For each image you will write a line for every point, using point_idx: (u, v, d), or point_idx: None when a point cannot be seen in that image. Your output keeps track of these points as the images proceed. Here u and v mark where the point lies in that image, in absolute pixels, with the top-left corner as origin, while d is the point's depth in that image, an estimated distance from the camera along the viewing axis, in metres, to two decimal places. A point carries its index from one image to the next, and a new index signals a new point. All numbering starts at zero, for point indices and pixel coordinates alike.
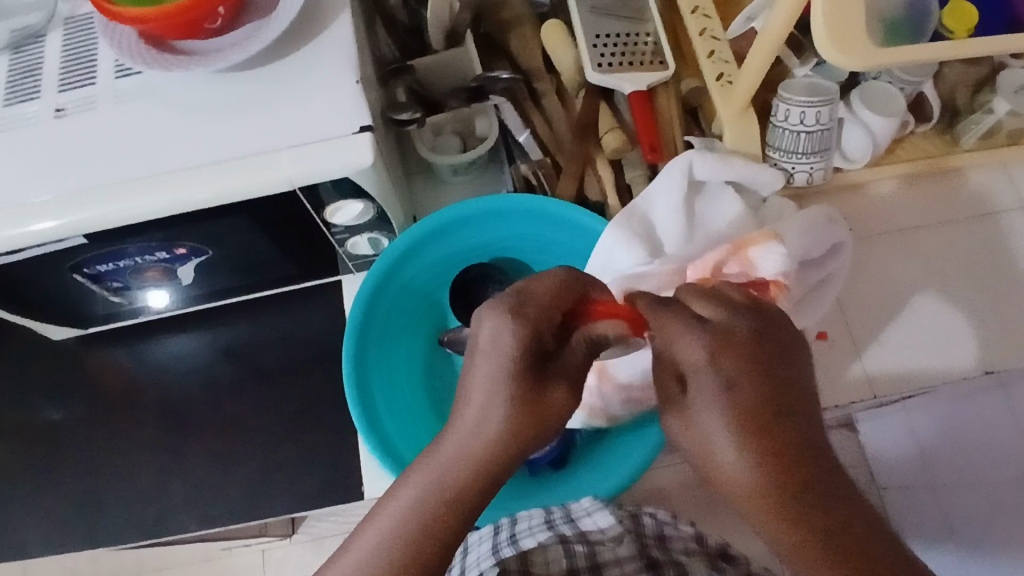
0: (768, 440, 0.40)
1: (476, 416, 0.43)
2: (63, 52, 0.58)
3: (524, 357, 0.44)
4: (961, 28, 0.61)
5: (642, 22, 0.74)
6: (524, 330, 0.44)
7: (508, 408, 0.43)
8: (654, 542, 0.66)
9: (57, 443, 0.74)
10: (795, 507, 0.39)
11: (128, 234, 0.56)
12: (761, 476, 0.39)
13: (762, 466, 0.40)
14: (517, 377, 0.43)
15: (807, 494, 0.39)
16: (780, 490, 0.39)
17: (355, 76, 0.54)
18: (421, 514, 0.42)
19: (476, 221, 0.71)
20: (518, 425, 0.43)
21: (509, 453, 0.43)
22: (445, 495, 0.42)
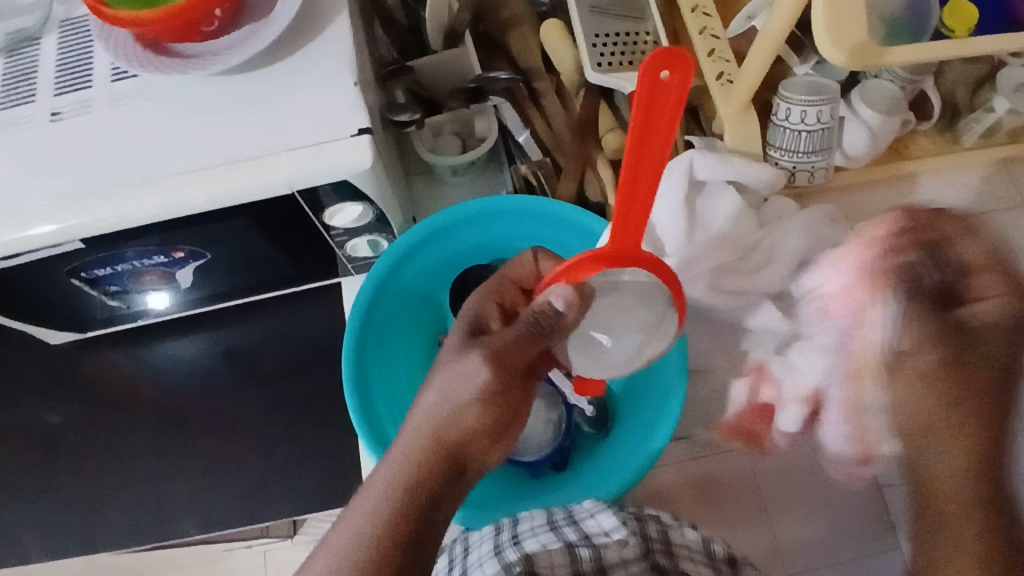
0: (995, 401, 0.56)
1: (429, 405, 0.50)
2: (58, 54, 0.57)
3: (461, 331, 0.56)
4: (961, 26, 0.60)
5: (642, 21, 0.73)
6: (473, 301, 0.59)
7: (446, 388, 0.51)
8: (661, 546, 0.66)
9: (56, 446, 0.74)
10: (982, 456, 0.55)
11: (125, 238, 0.55)
12: (962, 416, 0.56)
13: (972, 418, 0.55)
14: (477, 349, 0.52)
15: (995, 457, 0.55)
16: (966, 413, 0.56)
17: (353, 77, 0.54)
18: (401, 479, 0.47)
19: (469, 223, 0.71)
20: (456, 398, 0.50)
21: (448, 422, 0.50)
22: (393, 479, 0.47)
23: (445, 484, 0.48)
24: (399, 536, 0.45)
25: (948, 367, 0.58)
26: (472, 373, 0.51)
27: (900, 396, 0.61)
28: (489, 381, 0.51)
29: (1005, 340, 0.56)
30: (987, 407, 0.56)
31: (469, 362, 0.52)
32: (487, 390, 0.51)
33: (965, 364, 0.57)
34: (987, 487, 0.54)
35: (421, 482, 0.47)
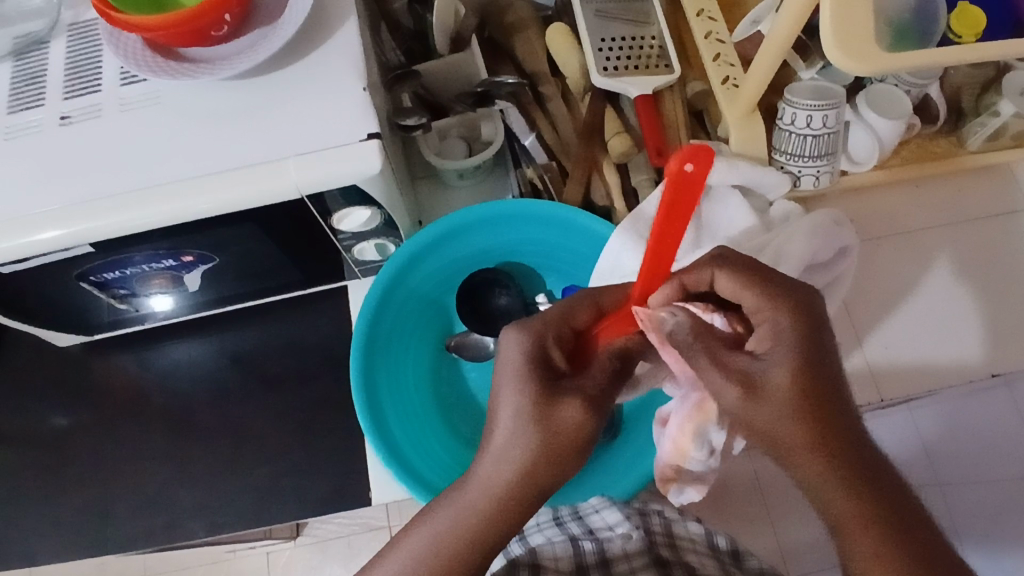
0: (822, 419, 0.43)
1: (506, 452, 0.46)
2: (67, 60, 0.58)
3: (527, 384, 0.47)
4: (968, 32, 0.61)
5: (646, 26, 0.73)
6: (521, 345, 0.48)
7: (533, 442, 0.46)
8: (663, 538, 0.65)
9: (62, 449, 0.74)
10: (843, 477, 0.42)
11: (134, 243, 0.56)
12: (807, 433, 0.42)
13: (814, 438, 0.42)
14: (537, 401, 0.46)
15: (873, 469, 0.43)
16: (816, 433, 0.42)
17: (361, 83, 0.54)
18: (453, 539, 0.46)
19: (476, 227, 0.72)
20: (544, 454, 0.46)
21: (515, 481, 0.46)
22: (465, 527, 0.46)
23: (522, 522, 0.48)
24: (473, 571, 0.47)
25: (791, 404, 0.43)
26: (562, 426, 0.46)
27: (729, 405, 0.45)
28: (583, 433, 0.46)
29: (802, 337, 0.44)
30: (819, 433, 0.42)
31: (559, 414, 0.46)
32: (580, 436, 0.46)
33: (809, 367, 0.43)
34: (858, 503, 0.42)
35: (498, 529, 0.47)
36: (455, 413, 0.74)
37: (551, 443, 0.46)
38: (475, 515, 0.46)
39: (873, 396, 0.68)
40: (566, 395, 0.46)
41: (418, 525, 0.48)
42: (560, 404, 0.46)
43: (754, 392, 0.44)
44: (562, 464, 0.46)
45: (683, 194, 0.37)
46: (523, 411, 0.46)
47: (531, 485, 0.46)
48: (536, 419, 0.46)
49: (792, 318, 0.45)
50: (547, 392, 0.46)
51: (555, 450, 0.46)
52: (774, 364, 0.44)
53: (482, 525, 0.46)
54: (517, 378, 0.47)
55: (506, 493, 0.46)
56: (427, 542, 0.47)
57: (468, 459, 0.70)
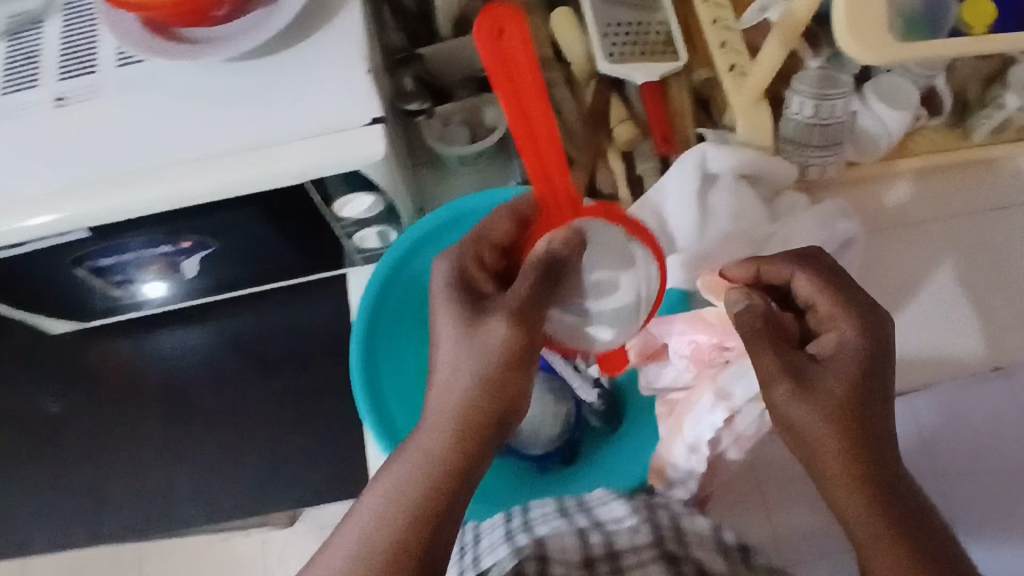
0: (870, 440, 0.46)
1: (453, 378, 0.47)
2: (62, 38, 0.56)
3: (455, 304, 0.48)
4: (979, 21, 0.61)
5: (653, 11, 0.72)
6: (447, 267, 0.51)
7: (471, 360, 0.47)
8: (672, 535, 0.61)
9: (55, 436, 0.73)
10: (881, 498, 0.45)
11: (132, 228, 0.54)
12: (852, 452, 0.46)
13: (859, 461, 0.46)
14: (469, 326, 0.47)
15: (909, 497, 0.46)
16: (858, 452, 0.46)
17: (366, 66, 0.53)
18: (412, 491, 0.45)
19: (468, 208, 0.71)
20: (487, 371, 0.47)
21: (477, 410, 0.47)
22: (424, 470, 0.45)
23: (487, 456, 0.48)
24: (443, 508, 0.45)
25: (831, 409, 0.46)
26: (490, 339, 0.47)
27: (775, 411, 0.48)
28: (513, 342, 0.47)
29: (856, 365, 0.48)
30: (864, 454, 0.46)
31: (485, 327, 0.47)
32: (511, 350, 0.47)
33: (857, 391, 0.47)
34: (888, 525, 0.45)
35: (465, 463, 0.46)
36: None
37: (489, 367, 0.47)
38: (440, 452, 0.46)
39: None
40: (491, 310, 0.48)
41: (381, 475, 0.47)
42: (485, 323, 0.47)
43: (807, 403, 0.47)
44: (508, 381, 0.47)
45: (505, 67, 0.44)
46: (457, 341, 0.47)
47: (484, 409, 0.47)
48: (469, 341, 0.47)
49: (853, 347, 0.48)
50: (472, 313, 0.48)
51: (490, 370, 0.47)
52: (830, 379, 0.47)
53: (444, 458, 0.46)
54: (448, 303, 0.49)
55: (461, 420, 0.46)
56: (384, 498, 0.45)
57: None
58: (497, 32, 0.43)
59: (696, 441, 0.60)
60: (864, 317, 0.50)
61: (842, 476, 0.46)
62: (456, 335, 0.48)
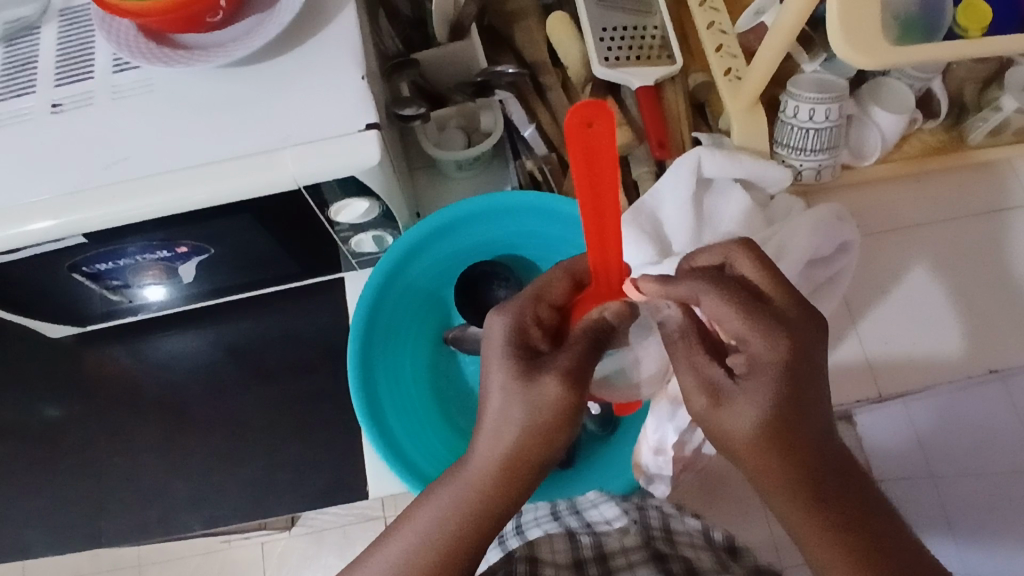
0: (799, 451, 0.42)
1: (496, 432, 0.46)
2: (58, 46, 0.56)
3: (508, 361, 0.46)
4: (974, 26, 0.60)
5: (648, 16, 0.72)
6: (505, 322, 0.48)
7: (521, 420, 0.45)
8: (660, 535, 0.64)
9: (53, 441, 0.73)
10: (816, 510, 0.42)
11: (128, 234, 0.55)
12: (780, 466, 0.42)
13: (790, 476, 0.42)
14: (522, 384, 0.45)
15: (852, 501, 0.42)
16: (789, 467, 0.42)
17: (360, 72, 0.53)
18: (439, 535, 0.45)
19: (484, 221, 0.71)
20: (537, 432, 0.45)
21: (521, 465, 0.45)
22: (455, 520, 0.45)
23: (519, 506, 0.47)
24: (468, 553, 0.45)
25: (760, 417, 0.42)
26: (543, 398, 0.44)
27: (701, 417, 0.45)
28: (566, 405, 0.44)
29: (778, 372, 0.42)
30: (795, 468, 0.42)
31: (536, 386, 0.45)
32: (562, 411, 0.44)
33: (783, 402, 0.42)
34: (833, 529, 0.41)
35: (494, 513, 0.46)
36: (452, 408, 0.73)
37: (539, 426, 0.44)
38: (472, 501, 0.46)
39: (871, 392, 0.68)
40: (545, 370, 0.45)
41: (413, 513, 0.47)
42: (538, 381, 0.45)
43: (729, 415, 0.43)
44: (557, 438, 0.45)
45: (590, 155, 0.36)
46: (507, 396, 0.45)
47: (526, 468, 0.45)
48: (520, 398, 0.45)
49: (780, 347, 0.42)
50: (527, 372, 0.45)
51: (541, 428, 0.44)
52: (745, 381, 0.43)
53: (478, 507, 0.46)
54: (501, 357, 0.46)
55: (501, 474, 0.46)
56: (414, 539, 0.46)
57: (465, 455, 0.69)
58: (587, 122, 0.35)
59: (661, 444, 0.63)
60: (781, 327, 0.43)
61: (776, 484, 0.42)
62: (505, 390, 0.45)
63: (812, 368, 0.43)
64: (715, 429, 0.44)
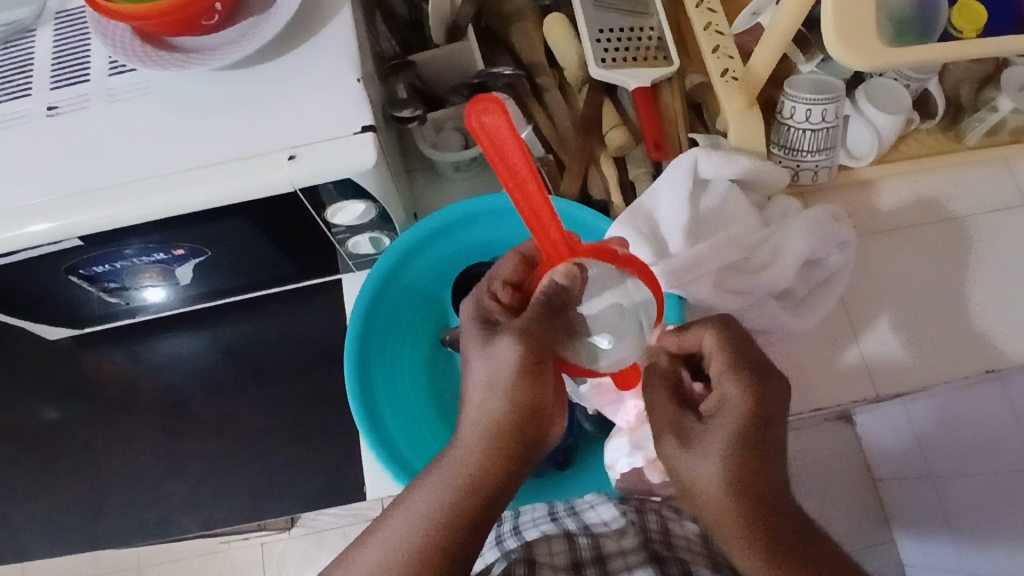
0: (758, 504, 0.44)
1: (479, 397, 0.50)
2: (54, 48, 0.56)
3: (476, 332, 0.50)
4: (969, 27, 0.61)
5: (645, 17, 0.72)
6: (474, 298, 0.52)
7: (491, 377, 0.49)
8: (659, 538, 0.62)
9: (51, 442, 0.74)
10: (775, 560, 0.44)
11: (124, 236, 0.55)
12: (740, 520, 0.44)
13: (752, 530, 0.44)
14: (487, 348, 0.49)
15: (806, 556, 0.45)
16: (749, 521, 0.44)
17: (356, 74, 0.53)
18: (438, 505, 0.47)
19: (466, 222, 0.71)
20: (507, 386, 0.49)
21: (503, 421, 0.49)
22: (450, 488, 0.48)
23: (512, 473, 0.50)
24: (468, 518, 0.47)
25: (724, 466, 0.44)
26: (504, 353, 0.49)
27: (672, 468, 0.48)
28: (525, 356, 0.48)
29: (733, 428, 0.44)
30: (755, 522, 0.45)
31: (499, 344, 0.49)
32: (523, 361, 0.48)
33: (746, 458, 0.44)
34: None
35: (489, 478, 0.48)
36: (450, 409, 0.73)
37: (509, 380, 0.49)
38: (465, 467, 0.49)
39: (869, 393, 0.68)
40: (504, 332, 0.49)
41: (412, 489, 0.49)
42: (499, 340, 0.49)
43: (694, 463, 0.46)
44: (529, 390, 0.49)
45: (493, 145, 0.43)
46: (478, 361, 0.50)
47: (508, 427, 0.49)
48: (488, 359, 0.49)
49: (744, 395, 0.44)
50: (489, 336, 0.49)
51: (509, 381, 0.49)
52: (715, 429, 0.45)
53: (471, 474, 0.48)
54: (468, 329, 0.51)
55: (486, 437, 0.49)
56: (416, 516, 0.47)
57: None
58: (483, 114, 0.43)
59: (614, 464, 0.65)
60: (750, 371, 0.45)
61: (739, 536, 0.45)
62: (476, 355, 0.50)
63: (775, 421, 0.45)
64: (685, 480, 0.47)
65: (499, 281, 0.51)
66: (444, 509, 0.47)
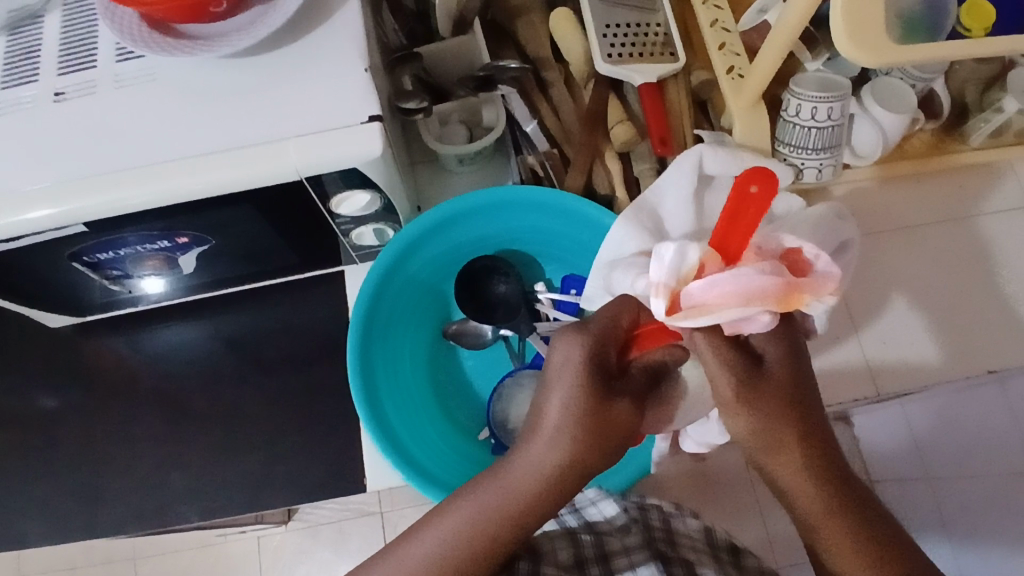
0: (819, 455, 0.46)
1: (555, 452, 0.45)
2: (62, 34, 0.56)
3: (581, 387, 0.44)
4: (977, 25, 0.60)
5: (652, 13, 0.72)
6: (585, 351, 0.45)
7: (579, 444, 0.44)
8: (662, 534, 0.61)
9: (51, 430, 0.73)
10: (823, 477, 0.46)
11: (128, 223, 0.54)
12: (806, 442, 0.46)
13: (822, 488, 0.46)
14: (592, 409, 0.44)
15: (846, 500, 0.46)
16: (858, 520, 0.46)
17: (363, 64, 0.53)
18: (475, 540, 0.45)
19: (502, 210, 0.71)
20: (589, 455, 0.44)
21: (565, 479, 0.45)
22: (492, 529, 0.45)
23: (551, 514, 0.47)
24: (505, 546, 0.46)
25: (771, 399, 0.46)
26: (609, 420, 0.45)
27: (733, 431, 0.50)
28: (627, 429, 0.46)
29: (786, 371, 0.47)
30: (852, 509, 0.46)
31: (608, 411, 0.45)
32: (624, 434, 0.46)
33: (780, 417, 0.45)
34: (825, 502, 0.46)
35: (534, 521, 0.46)
36: (452, 403, 0.74)
37: (593, 454, 0.44)
38: (515, 510, 0.45)
39: (869, 390, 0.69)
40: (619, 397, 0.45)
41: (451, 504, 0.47)
42: (612, 405, 0.45)
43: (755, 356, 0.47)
44: (604, 461, 0.45)
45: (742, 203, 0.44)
46: (575, 424, 0.44)
47: (569, 482, 0.45)
48: (589, 428, 0.44)
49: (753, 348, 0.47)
50: (597, 394, 0.44)
51: (595, 451, 0.44)
52: (773, 371, 0.46)
53: (523, 506, 0.45)
54: (575, 374, 0.45)
55: (546, 489, 0.45)
56: (450, 541, 0.46)
57: (465, 449, 0.70)
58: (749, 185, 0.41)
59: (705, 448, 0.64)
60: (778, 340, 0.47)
61: (789, 469, 0.46)
62: (574, 411, 0.44)
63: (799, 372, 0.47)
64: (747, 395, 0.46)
65: (615, 333, 0.48)
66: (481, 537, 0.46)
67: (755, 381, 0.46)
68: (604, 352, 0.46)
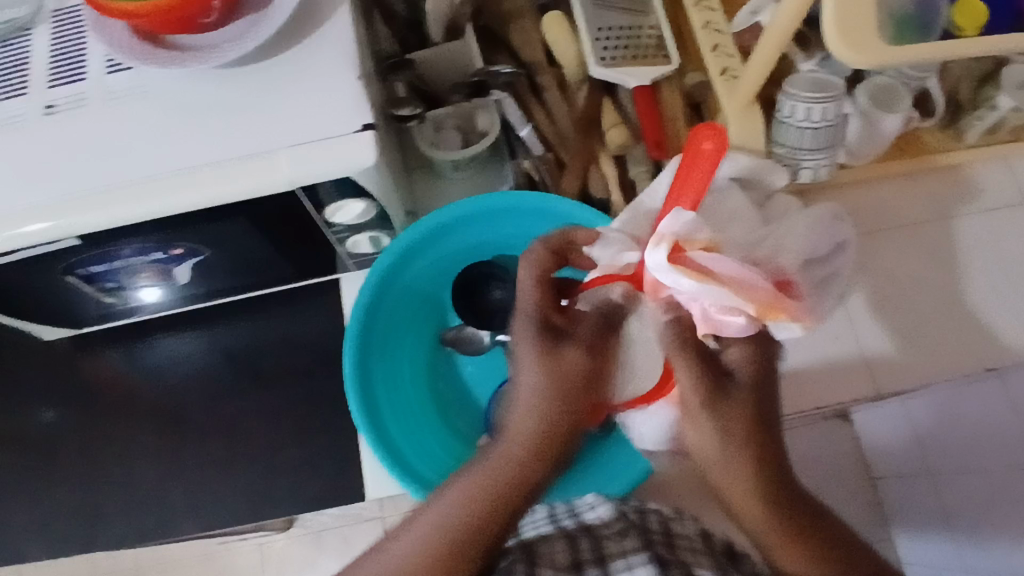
0: (768, 467, 0.44)
1: (530, 406, 0.44)
2: (52, 47, 0.56)
3: (535, 333, 0.46)
4: (969, 24, 0.61)
5: (644, 15, 0.72)
6: (535, 294, 0.48)
7: (550, 390, 0.44)
8: (661, 537, 0.60)
9: (48, 443, 0.73)
10: (774, 514, 0.44)
11: (122, 236, 0.54)
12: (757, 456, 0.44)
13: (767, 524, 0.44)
14: (552, 350, 0.45)
15: (798, 509, 0.45)
16: (819, 546, 0.45)
17: (355, 72, 0.53)
18: (464, 520, 0.43)
19: (488, 217, 0.72)
20: (558, 398, 0.44)
21: (541, 437, 0.44)
22: (480, 500, 0.43)
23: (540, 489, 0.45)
24: (501, 526, 0.44)
25: (727, 430, 0.44)
26: (569, 363, 0.45)
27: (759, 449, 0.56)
28: (592, 373, 0.45)
29: (756, 401, 0.44)
30: (807, 539, 0.45)
31: (564, 352, 0.45)
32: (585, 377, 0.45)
33: (740, 432, 0.43)
34: (783, 526, 0.45)
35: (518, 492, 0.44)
36: (452, 409, 0.73)
37: (564, 402, 0.44)
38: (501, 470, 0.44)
39: (869, 389, 0.69)
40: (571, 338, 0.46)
41: (435, 499, 0.45)
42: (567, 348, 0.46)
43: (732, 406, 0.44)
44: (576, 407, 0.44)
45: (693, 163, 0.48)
46: (534, 363, 0.45)
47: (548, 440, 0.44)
48: (550, 368, 0.44)
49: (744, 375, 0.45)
50: (548, 335, 0.46)
51: (566, 392, 0.44)
52: (749, 388, 0.45)
53: (507, 472, 0.44)
54: (526, 323, 0.47)
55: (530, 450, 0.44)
56: (435, 527, 0.43)
57: (464, 455, 0.69)
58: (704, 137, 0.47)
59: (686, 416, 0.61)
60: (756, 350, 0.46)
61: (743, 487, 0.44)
62: (541, 360, 0.45)
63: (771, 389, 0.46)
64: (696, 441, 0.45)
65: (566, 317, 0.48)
66: (467, 521, 0.43)
67: (725, 391, 0.44)
68: (547, 297, 0.48)
